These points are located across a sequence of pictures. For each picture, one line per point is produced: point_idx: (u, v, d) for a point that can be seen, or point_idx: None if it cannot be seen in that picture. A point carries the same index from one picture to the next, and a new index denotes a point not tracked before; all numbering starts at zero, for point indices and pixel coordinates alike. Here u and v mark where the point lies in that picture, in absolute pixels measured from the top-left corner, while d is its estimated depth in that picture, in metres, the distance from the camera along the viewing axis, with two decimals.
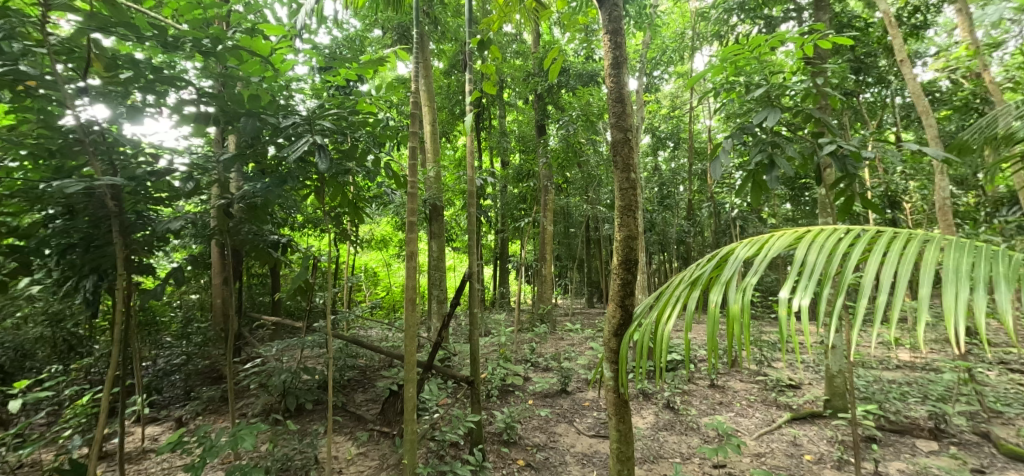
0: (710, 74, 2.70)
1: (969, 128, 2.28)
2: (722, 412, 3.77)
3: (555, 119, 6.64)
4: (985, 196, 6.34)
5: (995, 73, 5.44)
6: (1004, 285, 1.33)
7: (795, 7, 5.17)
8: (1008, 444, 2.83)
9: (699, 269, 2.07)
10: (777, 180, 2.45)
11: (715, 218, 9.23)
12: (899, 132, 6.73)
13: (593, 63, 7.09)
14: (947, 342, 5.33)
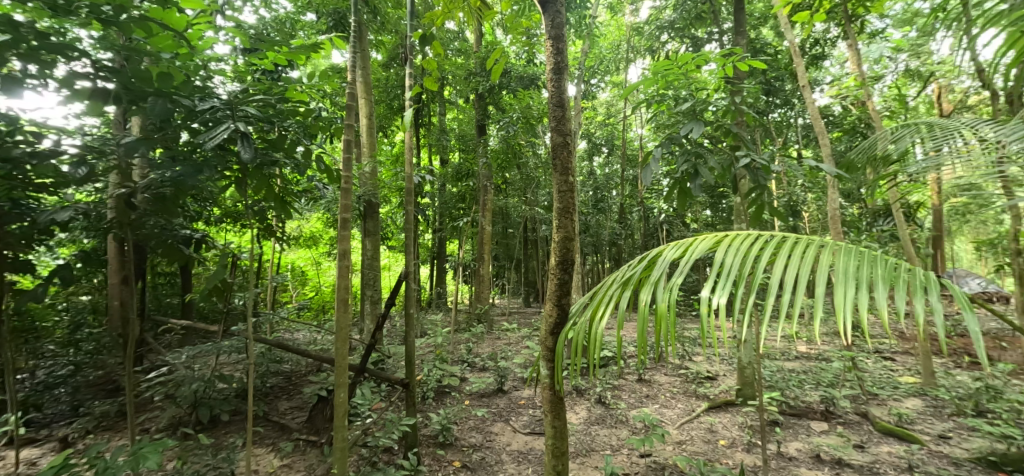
0: (644, 86, 2.87)
1: (856, 149, 2.65)
2: (649, 404, 4.01)
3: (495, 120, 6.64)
4: (866, 208, 7.32)
5: (875, 102, 6.31)
6: (881, 285, 1.54)
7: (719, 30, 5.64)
8: (882, 422, 3.24)
9: (631, 270, 2.18)
10: (699, 188, 2.67)
11: (644, 222, 9.77)
12: (800, 149, 7.57)
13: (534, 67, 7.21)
14: (836, 334, 6.08)
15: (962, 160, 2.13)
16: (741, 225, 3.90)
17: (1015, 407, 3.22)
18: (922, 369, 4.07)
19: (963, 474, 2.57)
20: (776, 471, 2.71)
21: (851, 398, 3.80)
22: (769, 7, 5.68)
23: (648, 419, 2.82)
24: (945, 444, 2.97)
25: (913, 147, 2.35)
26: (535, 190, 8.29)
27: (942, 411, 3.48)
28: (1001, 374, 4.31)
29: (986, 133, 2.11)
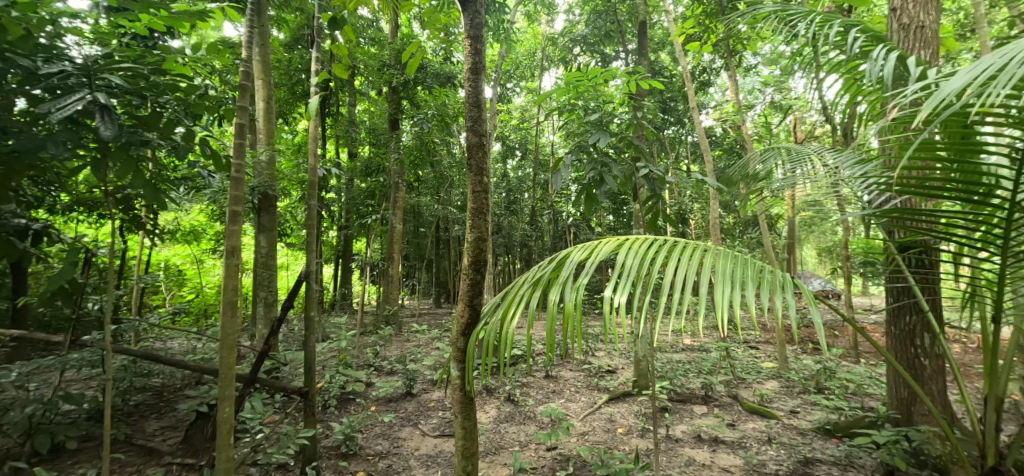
0: (556, 94, 3.01)
1: (732, 167, 3.03)
2: (556, 399, 4.20)
3: (409, 115, 6.42)
4: (738, 218, 8.43)
5: (748, 127, 7.31)
6: (750, 284, 1.79)
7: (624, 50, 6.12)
8: (749, 403, 3.76)
9: (541, 271, 2.26)
10: (604, 194, 2.87)
11: (553, 225, 10.17)
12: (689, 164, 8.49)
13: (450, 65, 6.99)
14: (714, 328, 6.92)
15: (810, 181, 2.58)
16: (639, 230, 4.24)
17: (843, 384, 3.93)
18: (779, 357, 4.80)
19: (807, 441, 3.08)
20: (665, 452, 3.00)
21: (725, 383, 4.35)
22: (667, 35, 6.32)
23: (555, 413, 2.94)
24: (795, 417, 3.53)
25: (774, 168, 2.79)
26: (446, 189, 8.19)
27: (793, 390, 4.13)
28: (834, 357, 5.24)
29: (827, 160, 2.58)
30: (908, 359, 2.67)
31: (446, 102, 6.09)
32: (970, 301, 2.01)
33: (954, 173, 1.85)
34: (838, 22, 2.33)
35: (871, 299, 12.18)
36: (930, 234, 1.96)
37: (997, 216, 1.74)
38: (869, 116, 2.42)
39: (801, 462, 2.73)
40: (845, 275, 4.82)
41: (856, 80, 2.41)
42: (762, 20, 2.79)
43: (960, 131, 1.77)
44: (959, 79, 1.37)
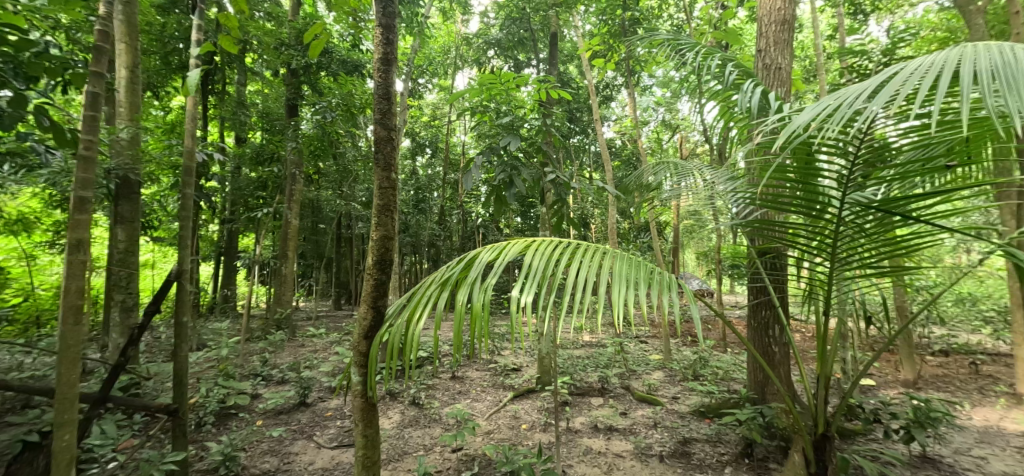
0: (469, 94, 3.02)
1: (628, 177, 3.32)
2: (462, 399, 4.19)
3: (310, 102, 5.92)
4: (632, 224, 9.18)
5: (642, 141, 8.04)
6: (643, 285, 1.97)
7: (536, 58, 6.34)
8: (639, 392, 4.12)
9: (449, 271, 2.24)
10: (513, 196, 2.95)
11: (463, 225, 10.10)
12: (591, 172, 9.05)
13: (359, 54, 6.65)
14: (610, 325, 7.48)
15: (692, 193, 2.93)
16: (546, 232, 4.43)
17: (715, 371, 4.50)
18: (664, 349, 5.35)
19: (686, 423, 3.46)
20: (566, 444, 3.16)
21: (619, 375, 4.72)
22: (575, 49, 6.70)
23: (462, 413, 2.93)
24: (676, 403, 3.95)
25: (663, 180, 3.12)
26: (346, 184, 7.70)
27: (675, 379, 4.62)
28: (708, 348, 5.99)
29: (705, 175, 2.95)
30: (763, 348, 3.15)
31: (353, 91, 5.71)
32: (807, 297, 2.45)
33: (799, 191, 2.22)
34: (717, 56, 2.68)
35: (737, 297, 14.09)
36: (780, 242, 2.34)
37: (828, 227, 2.14)
38: (739, 139, 2.82)
39: (680, 442, 3.08)
40: (718, 276, 5.54)
41: (729, 108, 2.80)
42: (658, 46, 3.10)
43: (805, 156, 2.12)
44: (810, 111, 1.64)
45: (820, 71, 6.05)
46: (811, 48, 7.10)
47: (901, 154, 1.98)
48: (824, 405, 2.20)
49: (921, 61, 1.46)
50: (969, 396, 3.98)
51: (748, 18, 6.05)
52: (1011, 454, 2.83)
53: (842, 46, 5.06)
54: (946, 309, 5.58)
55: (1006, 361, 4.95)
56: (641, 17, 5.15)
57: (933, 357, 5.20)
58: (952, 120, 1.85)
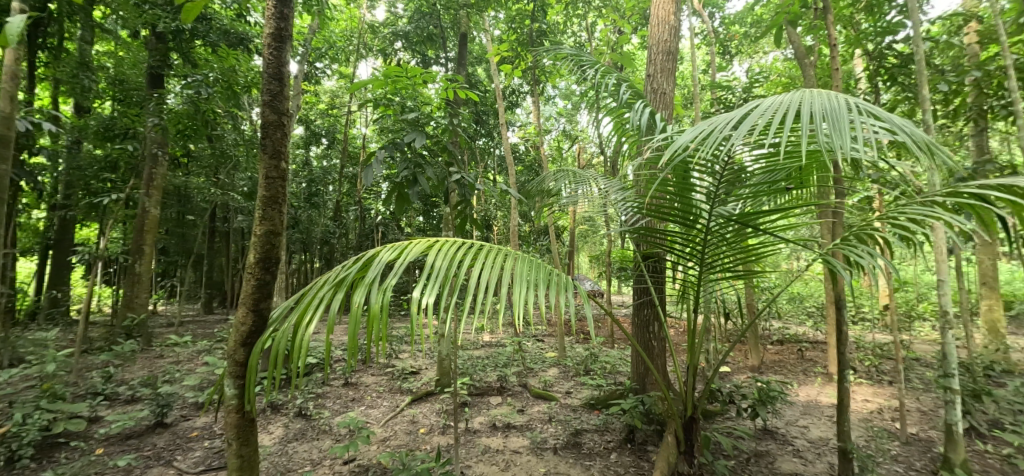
0: (373, 85, 2.88)
1: (529, 184, 3.49)
2: (355, 407, 4.00)
3: (181, 74, 5.11)
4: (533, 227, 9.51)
5: (544, 148, 8.40)
6: (542, 286, 2.05)
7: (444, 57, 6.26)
8: (535, 389, 4.28)
9: (345, 270, 2.09)
10: (417, 195, 2.87)
11: (359, 222, 9.52)
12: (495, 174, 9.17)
13: (245, 26, 5.93)
14: (510, 325, 7.67)
15: (587, 200, 3.14)
16: (450, 233, 4.40)
17: (603, 366, 4.87)
18: (559, 347, 5.64)
19: (578, 415, 3.68)
20: (465, 445, 3.17)
21: (517, 374, 4.86)
22: (484, 53, 6.77)
23: (357, 421, 2.77)
24: (569, 397, 4.19)
25: (563, 187, 3.30)
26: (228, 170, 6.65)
27: (568, 374, 4.91)
28: (598, 345, 6.46)
29: (600, 185, 3.18)
30: (644, 342, 3.50)
31: (236, 67, 5.04)
32: (680, 297, 2.77)
33: (676, 202, 2.51)
34: (613, 76, 2.91)
35: (623, 297, 15.39)
36: (660, 247, 2.62)
37: (698, 236, 2.45)
38: (629, 153, 3.09)
39: (572, 434, 3.27)
40: (607, 278, 6.01)
41: (622, 124, 3.06)
42: (563, 60, 3.28)
43: (683, 171, 2.40)
44: (690, 132, 1.85)
45: (695, 99, 6.91)
46: (688, 78, 8.08)
47: (755, 176, 2.33)
48: (691, 391, 2.52)
49: (775, 100, 1.74)
50: (796, 377, 4.84)
51: (639, 44, 6.68)
52: (825, 422, 3.51)
53: (713, 79, 5.85)
54: (782, 306, 6.74)
55: (821, 347, 6.13)
56: (547, 30, 5.41)
57: (772, 346, 6.24)
58: (793, 150, 2.23)
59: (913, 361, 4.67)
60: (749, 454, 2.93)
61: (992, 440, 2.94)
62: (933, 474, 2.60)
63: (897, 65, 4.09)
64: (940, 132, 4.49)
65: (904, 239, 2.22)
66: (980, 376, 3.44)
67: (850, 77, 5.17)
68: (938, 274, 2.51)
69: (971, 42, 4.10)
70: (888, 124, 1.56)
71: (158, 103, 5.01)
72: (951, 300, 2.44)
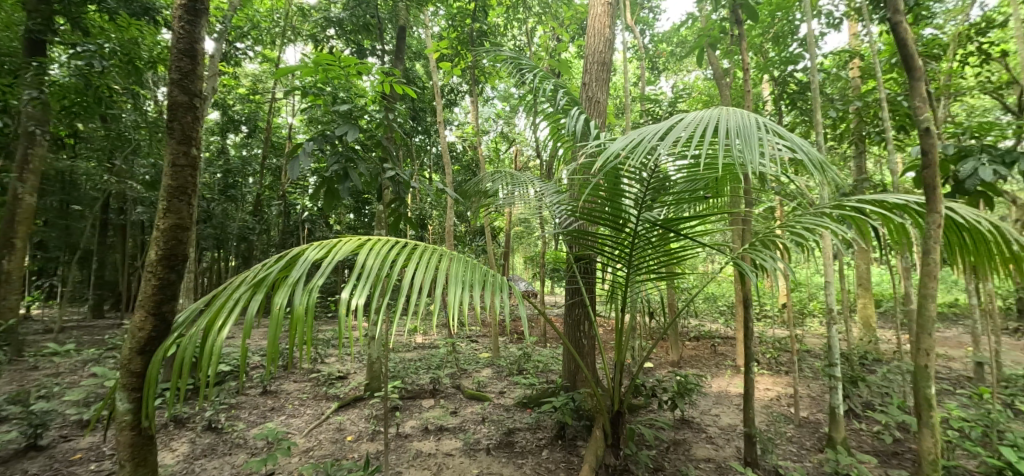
0: (301, 73, 2.72)
1: (466, 185, 3.51)
2: (274, 417, 3.79)
3: (67, 42, 4.42)
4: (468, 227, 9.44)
5: (481, 149, 8.37)
6: (478, 286, 2.04)
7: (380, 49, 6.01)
8: (469, 390, 4.26)
9: (265, 270, 1.93)
10: (348, 191, 2.75)
11: (280, 218, 8.87)
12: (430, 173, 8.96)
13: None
14: (443, 326, 7.56)
15: (523, 202, 3.19)
16: (383, 231, 4.24)
17: (536, 365, 4.96)
18: (493, 347, 5.67)
19: (510, 415, 3.72)
20: (396, 450, 3.08)
21: (450, 375, 4.80)
22: (423, 49, 6.56)
23: (277, 432, 2.58)
24: (502, 397, 4.21)
25: (499, 188, 3.34)
26: (125, 154, 5.84)
27: (502, 374, 4.94)
28: (531, 344, 6.58)
29: (535, 187, 3.24)
30: (575, 341, 3.63)
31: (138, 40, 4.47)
32: (609, 297, 2.91)
33: (608, 207, 2.63)
34: (551, 81, 3.02)
35: (556, 296, 15.77)
36: (592, 250, 2.74)
37: (626, 240, 2.59)
38: (565, 158, 3.20)
39: (505, 434, 3.30)
40: (541, 279, 6.12)
41: (559, 129, 3.17)
42: (502, 62, 3.33)
43: (614, 177, 2.52)
44: (623, 140, 1.95)
45: (626, 109, 7.27)
46: (619, 89, 8.48)
47: (679, 184, 2.51)
48: (619, 387, 2.65)
49: (699, 115, 1.88)
50: (710, 370, 5.27)
51: (575, 53, 6.90)
52: (734, 410, 3.86)
53: (643, 92, 6.21)
54: (698, 305, 7.30)
55: (731, 342, 6.74)
56: (488, 31, 5.40)
57: (689, 342, 6.75)
58: (712, 162, 2.42)
59: (804, 353, 5.29)
60: (669, 443, 3.14)
61: (864, 419, 3.42)
62: (819, 451, 2.96)
63: (797, 91, 4.63)
64: (829, 153, 5.13)
65: (800, 245, 2.50)
66: (856, 364, 3.98)
67: (759, 99, 5.74)
68: (826, 276, 2.86)
69: (854, 76, 4.74)
70: (792, 143, 1.75)
71: (38, 74, 4.17)
72: (835, 299, 2.78)
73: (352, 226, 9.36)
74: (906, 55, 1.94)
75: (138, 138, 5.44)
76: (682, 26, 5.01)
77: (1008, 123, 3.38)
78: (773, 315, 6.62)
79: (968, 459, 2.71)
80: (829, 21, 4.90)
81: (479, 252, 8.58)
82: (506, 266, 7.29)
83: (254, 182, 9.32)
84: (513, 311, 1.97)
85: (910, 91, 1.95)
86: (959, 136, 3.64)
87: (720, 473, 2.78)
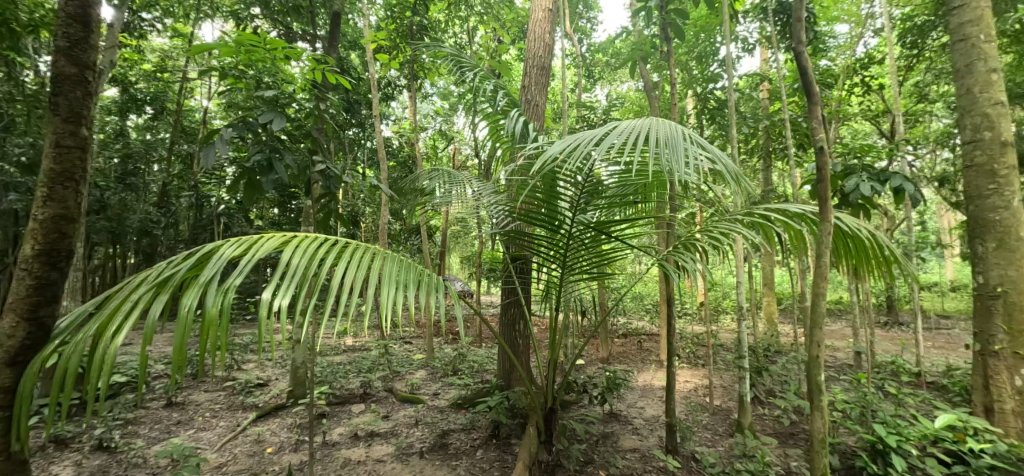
0: (220, 52, 2.50)
1: (403, 181, 3.45)
2: (181, 432, 3.48)
3: None
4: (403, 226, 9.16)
5: (418, 146, 8.17)
6: (413, 286, 1.97)
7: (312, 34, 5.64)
8: (402, 393, 4.15)
9: (172, 268, 1.73)
10: (272, 183, 2.57)
11: (190, 211, 8.05)
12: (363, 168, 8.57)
13: None
14: (376, 328, 7.29)
15: (460, 201, 3.17)
16: (312, 228, 4.01)
17: (471, 365, 4.95)
18: (427, 348, 5.56)
19: (445, 416, 3.68)
20: (322, 460, 2.94)
21: (382, 378, 4.64)
22: (360, 38, 6.25)
23: (184, 448, 2.37)
24: (436, 398, 4.15)
25: (436, 186, 3.31)
26: None
27: (436, 375, 4.87)
28: (467, 345, 6.55)
29: (473, 187, 3.23)
30: (510, 340, 3.68)
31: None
32: (544, 297, 2.96)
33: (544, 209, 2.68)
34: (491, 82, 3.03)
35: (492, 296, 15.79)
36: (528, 251, 2.80)
37: (561, 242, 2.67)
38: (503, 159, 3.24)
39: (439, 436, 3.26)
40: (478, 279, 6.10)
41: (497, 130, 3.21)
42: (443, 59, 3.29)
43: (551, 180, 2.57)
44: (560, 144, 1.99)
45: (563, 114, 7.48)
46: (558, 94, 8.70)
47: (611, 189, 2.62)
48: (551, 384, 2.72)
49: (632, 124, 1.97)
50: (636, 365, 5.58)
51: (516, 56, 6.97)
52: (657, 402, 4.12)
53: (579, 99, 6.44)
54: (626, 304, 7.71)
55: (655, 338, 7.20)
56: (428, 26, 5.27)
57: (618, 339, 7.10)
58: (642, 169, 2.55)
59: (718, 347, 5.77)
60: (598, 437, 3.28)
61: (767, 405, 3.82)
62: (729, 436, 3.26)
63: (717, 108, 5.05)
64: (743, 165, 5.65)
65: (716, 249, 2.72)
66: (761, 356, 4.42)
67: (683, 113, 6.19)
68: (737, 277, 3.14)
69: (764, 97, 5.27)
70: (713, 155, 1.89)
71: None
72: (745, 297, 3.07)
73: (275, 222, 8.73)
74: (806, 81, 2.15)
75: (11, 113, 4.70)
76: (617, 39, 5.27)
77: (882, 145, 3.95)
78: (692, 312, 7.17)
79: (848, 435, 3.12)
80: (744, 45, 5.40)
81: (414, 251, 8.36)
82: (442, 265, 7.19)
83: (158, 171, 8.37)
84: (449, 312, 1.93)
85: (810, 113, 2.18)
86: (845, 155, 4.19)
87: (645, 462, 2.95)
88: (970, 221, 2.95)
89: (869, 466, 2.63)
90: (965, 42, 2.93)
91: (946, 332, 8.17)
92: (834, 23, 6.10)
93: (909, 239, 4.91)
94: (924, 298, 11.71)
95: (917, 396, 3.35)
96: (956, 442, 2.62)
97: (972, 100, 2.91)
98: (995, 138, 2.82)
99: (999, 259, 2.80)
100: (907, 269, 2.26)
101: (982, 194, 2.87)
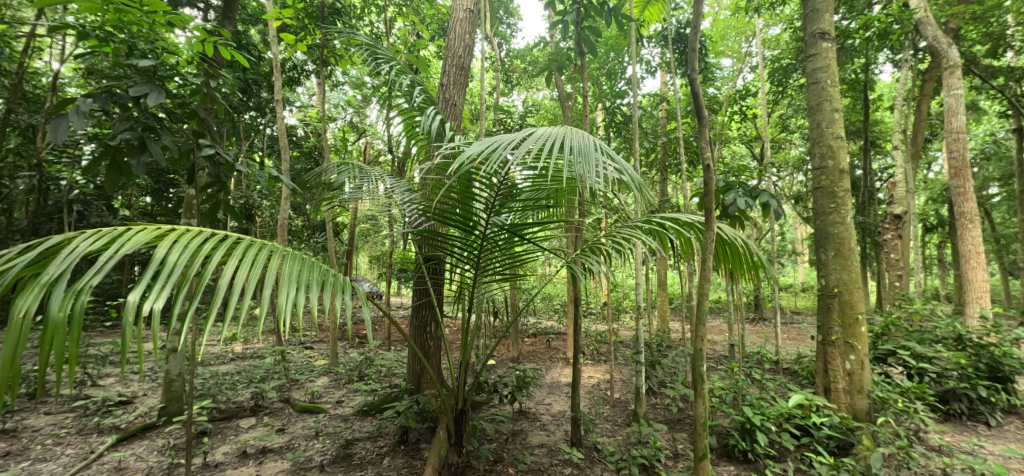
0: (78, 9, 2.15)
1: (308, 173, 3.25)
2: (11, 465, 2.91)
3: None
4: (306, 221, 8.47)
5: (325, 137, 7.65)
6: (316, 287, 1.81)
7: None
8: (300, 403, 3.85)
9: (5, 262, 1.40)
10: (145, 167, 2.23)
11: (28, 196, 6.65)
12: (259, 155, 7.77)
13: None
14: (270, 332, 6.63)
15: (371, 198, 3.02)
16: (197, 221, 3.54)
17: (378, 369, 4.73)
18: (331, 353, 5.22)
19: (348, 425, 3.49)
20: None
21: (278, 387, 4.26)
22: (263, 12, 5.62)
23: None
24: (340, 406, 3.91)
25: (346, 181, 3.18)
26: None
27: (340, 382, 4.59)
28: (375, 348, 6.28)
29: (386, 183, 3.13)
30: (421, 342, 3.61)
31: None
32: (457, 297, 2.93)
33: (459, 209, 2.65)
34: (408, 77, 2.97)
35: (403, 298, 15.32)
36: (442, 251, 2.74)
37: (476, 242, 2.66)
38: (418, 156, 3.18)
39: (342, 446, 3.08)
40: (390, 278, 5.88)
41: (413, 127, 3.14)
42: (356, 46, 3.17)
43: (466, 181, 2.55)
44: (477, 146, 1.98)
45: (482, 116, 7.53)
46: (475, 95, 8.72)
47: (525, 192, 2.65)
48: (463, 385, 2.70)
49: (547, 132, 2.01)
50: (545, 363, 5.79)
51: (436, 53, 6.86)
52: (564, 397, 4.32)
53: (498, 102, 6.55)
54: (536, 304, 7.96)
55: (563, 337, 7.54)
56: (341, 11, 5.14)
57: (529, 338, 7.31)
58: (555, 174, 2.61)
59: (618, 345, 6.22)
60: (508, 435, 3.36)
61: (659, 395, 4.22)
62: (626, 425, 3.55)
63: (623, 122, 5.49)
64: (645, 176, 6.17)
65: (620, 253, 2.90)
66: (656, 350, 4.88)
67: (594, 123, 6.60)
68: (636, 278, 3.42)
69: (663, 115, 5.85)
70: (624, 170, 1.99)
71: None
72: (642, 296, 3.35)
73: (146, 213, 7.57)
74: (698, 105, 2.29)
75: None
76: (536, 47, 5.47)
77: (755, 166, 4.59)
78: (596, 311, 7.65)
79: (722, 418, 3.59)
80: (648, 68, 5.93)
81: (317, 249, 7.77)
82: (350, 265, 6.78)
83: None
84: (357, 314, 1.79)
85: (700, 132, 2.35)
86: (727, 172, 4.80)
87: (552, 456, 3.07)
88: (818, 233, 3.54)
89: (739, 443, 3.05)
90: (817, 85, 3.53)
91: (798, 326, 9.67)
92: (720, 57, 6.97)
93: (772, 247, 5.76)
94: (782, 298, 13.79)
95: (776, 380, 3.94)
96: (804, 417, 3.18)
97: (821, 132, 3.50)
98: (836, 166, 3.43)
99: (836, 265, 3.41)
100: (770, 273, 2.64)
101: (827, 210, 3.46)
